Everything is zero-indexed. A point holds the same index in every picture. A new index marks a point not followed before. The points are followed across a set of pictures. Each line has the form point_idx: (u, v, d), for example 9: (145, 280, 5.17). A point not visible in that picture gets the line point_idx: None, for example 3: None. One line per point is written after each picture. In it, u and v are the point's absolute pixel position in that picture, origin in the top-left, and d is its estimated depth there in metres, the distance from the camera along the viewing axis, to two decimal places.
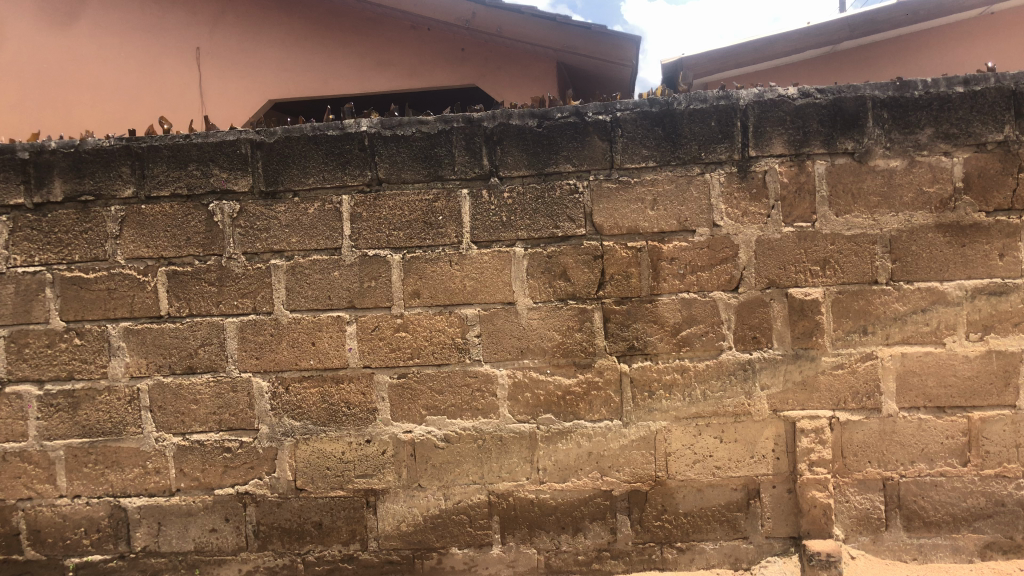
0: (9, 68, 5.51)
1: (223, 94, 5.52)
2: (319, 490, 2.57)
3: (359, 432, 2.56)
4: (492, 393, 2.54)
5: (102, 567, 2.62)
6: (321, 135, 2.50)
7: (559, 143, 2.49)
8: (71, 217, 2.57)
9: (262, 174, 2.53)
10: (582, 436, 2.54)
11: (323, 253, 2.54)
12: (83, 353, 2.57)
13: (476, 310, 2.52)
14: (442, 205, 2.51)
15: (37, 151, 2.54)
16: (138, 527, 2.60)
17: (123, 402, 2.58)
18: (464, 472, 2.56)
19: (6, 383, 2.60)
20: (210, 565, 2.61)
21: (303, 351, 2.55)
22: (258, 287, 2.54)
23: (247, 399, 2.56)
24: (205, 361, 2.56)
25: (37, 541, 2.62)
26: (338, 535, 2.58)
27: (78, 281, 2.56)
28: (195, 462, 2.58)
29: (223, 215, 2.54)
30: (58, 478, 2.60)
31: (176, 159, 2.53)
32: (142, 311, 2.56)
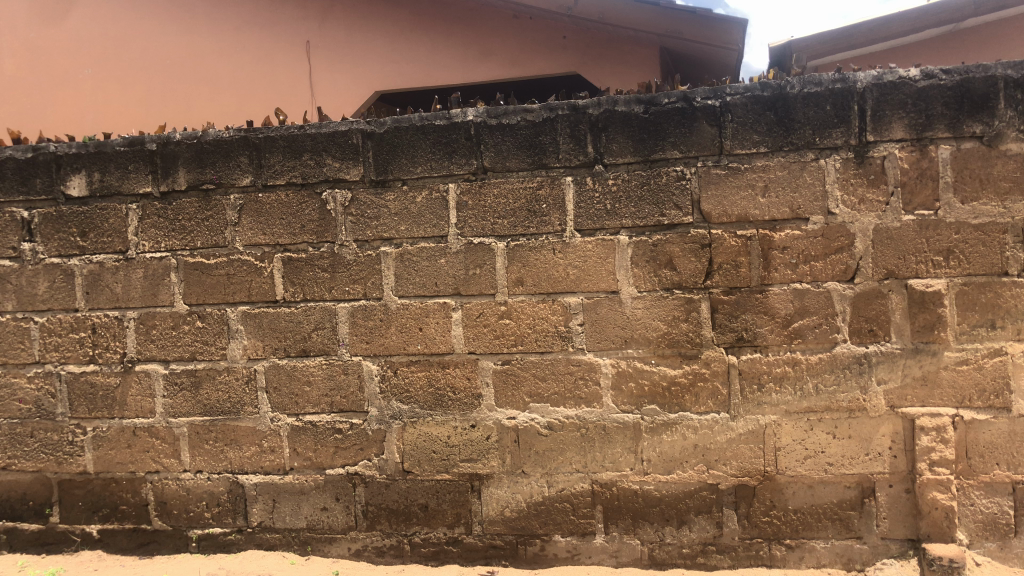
0: (135, 64, 5.82)
1: (333, 86, 5.69)
2: (425, 473, 2.62)
3: (465, 417, 2.59)
4: (595, 382, 2.52)
5: (222, 540, 2.75)
6: (429, 125, 2.55)
7: (665, 129, 2.45)
8: (194, 205, 2.69)
9: (372, 164, 2.59)
10: (689, 428, 2.50)
11: (430, 240, 2.58)
12: (205, 336, 2.70)
13: (580, 298, 2.51)
14: (546, 192, 2.51)
15: (164, 142, 2.68)
16: (255, 503, 2.71)
17: (241, 382, 2.69)
18: (568, 460, 2.55)
19: (135, 362, 2.75)
20: (321, 542, 2.69)
21: (410, 336, 2.60)
22: (368, 274, 2.60)
23: (357, 382, 2.63)
24: (319, 344, 2.65)
25: (163, 512, 2.77)
26: (443, 518, 2.63)
27: (200, 267, 2.69)
28: (308, 442, 2.67)
29: (336, 203, 2.61)
30: (182, 453, 2.74)
31: (292, 149, 2.61)
32: (259, 296, 2.66)
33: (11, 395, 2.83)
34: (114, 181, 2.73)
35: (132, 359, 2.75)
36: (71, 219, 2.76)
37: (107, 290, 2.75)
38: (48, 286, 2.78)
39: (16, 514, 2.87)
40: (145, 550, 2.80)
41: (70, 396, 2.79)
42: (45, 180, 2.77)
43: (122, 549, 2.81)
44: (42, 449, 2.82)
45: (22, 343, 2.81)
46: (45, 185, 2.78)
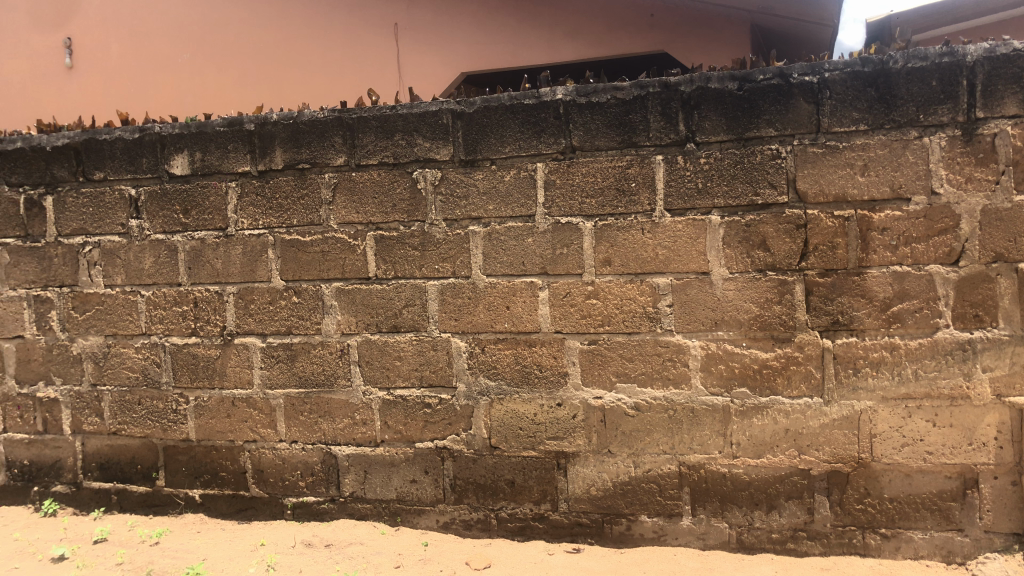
0: (231, 48, 5.99)
1: (421, 68, 5.77)
2: (511, 449, 2.64)
3: (551, 395, 2.60)
4: (684, 363, 2.50)
5: (315, 508, 2.84)
6: (518, 104, 2.54)
7: (761, 106, 2.39)
8: (290, 184, 2.76)
9: (462, 143, 2.61)
10: (780, 412, 2.45)
11: (518, 219, 2.58)
12: (301, 311, 2.78)
13: (669, 279, 2.48)
14: (636, 171, 2.48)
15: (262, 122, 2.75)
16: (347, 474, 2.79)
17: (335, 356, 2.76)
18: (655, 441, 2.54)
19: (234, 335, 2.85)
20: (411, 514, 2.75)
21: (498, 314, 2.62)
22: (457, 252, 2.63)
23: (446, 357, 2.67)
24: (409, 321, 2.70)
25: (260, 480, 2.88)
26: (530, 494, 2.65)
27: (297, 244, 2.76)
28: (398, 415, 2.73)
29: (427, 182, 2.64)
30: (278, 423, 2.84)
31: (384, 129, 2.66)
32: (352, 272, 2.73)
33: (119, 364, 2.97)
34: (214, 160, 2.82)
35: (231, 333, 2.85)
36: (175, 197, 2.88)
37: (208, 266, 2.86)
38: (154, 261, 2.91)
39: (125, 476, 3.02)
40: (243, 516, 2.91)
41: (174, 366, 2.92)
42: (150, 159, 2.89)
43: (222, 514, 2.93)
44: (149, 416, 2.96)
45: (130, 315, 2.95)
46: (150, 164, 2.89)
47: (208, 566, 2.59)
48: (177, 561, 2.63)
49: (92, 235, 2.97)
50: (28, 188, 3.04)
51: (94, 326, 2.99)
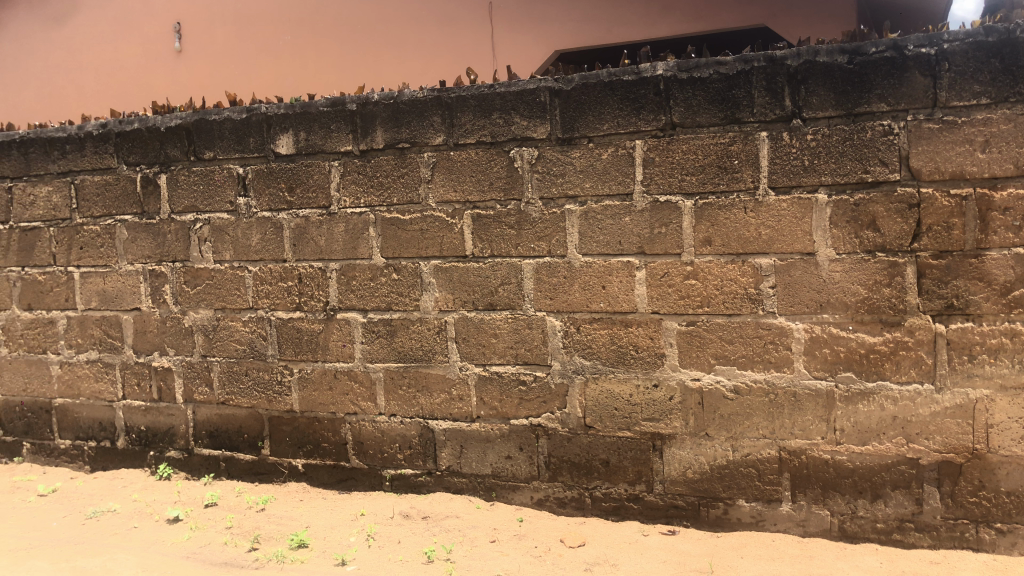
0: None
1: None
2: (607, 429, 2.64)
3: (648, 375, 2.58)
4: (786, 346, 2.43)
5: (413, 481, 2.90)
6: (618, 81, 2.51)
7: (872, 80, 2.29)
8: (390, 163, 2.81)
9: (559, 121, 2.59)
10: (887, 399, 2.36)
11: (615, 198, 2.56)
12: (400, 288, 2.83)
13: (772, 260, 2.42)
14: (739, 148, 2.42)
15: (363, 102, 2.80)
16: (444, 448, 2.84)
17: (433, 332, 2.81)
18: (754, 425, 2.49)
19: (337, 311, 2.93)
20: (505, 490, 2.78)
21: (594, 294, 2.61)
22: (553, 231, 2.63)
23: (541, 336, 2.68)
24: (505, 299, 2.71)
25: (360, 451, 2.96)
26: (625, 474, 2.64)
27: (396, 222, 2.81)
28: (494, 392, 2.75)
29: (524, 161, 2.64)
30: (378, 397, 2.91)
31: (482, 108, 2.66)
32: (450, 250, 2.76)
33: (228, 336, 3.10)
34: (318, 140, 2.89)
35: (334, 308, 2.93)
36: (280, 175, 2.96)
37: (312, 243, 2.94)
38: (261, 238, 3.01)
39: (233, 444, 3.15)
40: (343, 486, 3.00)
41: (279, 339, 3.02)
42: (257, 139, 2.98)
43: (324, 483, 3.03)
44: (255, 387, 3.08)
45: (238, 289, 3.06)
46: (257, 144, 2.98)
47: (311, 533, 2.68)
48: (282, 528, 2.74)
49: (203, 213, 3.10)
50: (144, 167, 3.18)
51: (204, 300, 3.12)
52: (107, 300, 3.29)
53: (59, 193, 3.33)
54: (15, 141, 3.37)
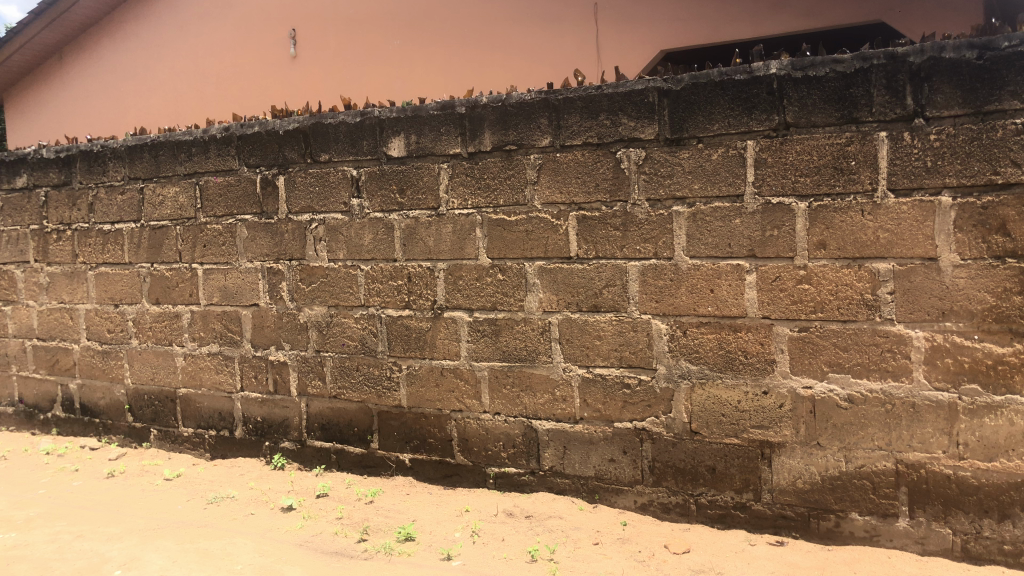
0: (440, 36, 6.57)
1: (619, 49, 5.84)
2: (713, 435, 2.59)
3: (757, 382, 2.52)
4: (905, 355, 2.34)
5: (516, 480, 2.92)
6: (729, 80, 2.47)
7: (1003, 76, 2.18)
8: (497, 165, 2.84)
9: (668, 122, 2.56)
10: (1016, 414, 2.24)
11: (725, 200, 2.51)
12: (505, 288, 2.86)
13: (891, 265, 2.32)
14: (856, 148, 2.34)
15: (472, 105, 2.84)
16: (547, 448, 2.85)
17: (537, 333, 2.83)
18: (870, 436, 2.40)
19: (444, 309, 2.98)
20: (609, 492, 2.77)
21: (701, 298, 2.57)
22: (660, 233, 2.60)
23: (647, 339, 2.66)
24: (610, 301, 2.70)
25: (465, 448, 3.00)
26: (731, 482, 2.58)
27: (503, 223, 2.84)
28: (598, 394, 2.75)
29: (631, 162, 2.62)
30: (483, 395, 2.94)
31: (589, 109, 2.66)
32: (555, 252, 2.77)
33: (340, 332, 3.20)
34: (428, 143, 2.95)
35: (441, 306, 2.99)
36: (392, 177, 3.04)
37: (421, 243, 3.00)
38: (372, 238, 3.10)
39: (343, 437, 3.25)
40: (448, 482, 3.05)
41: (389, 336, 3.10)
42: (370, 142, 3.07)
43: (430, 478, 3.09)
44: (365, 382, 3.17)
45: (350, 287, 3.16)
46: (370, 147, 3.07)
47: (418, 527, 2.74)
48: (390, 520, 2.81)
49: (318, 213, 3.21)
50: (263, 169, 3.31)
51: (318, 297, 3.24)
52: (228, 296, 3.45)
53: (185, 194, 3.52)
54: (146, 144, 3.58)
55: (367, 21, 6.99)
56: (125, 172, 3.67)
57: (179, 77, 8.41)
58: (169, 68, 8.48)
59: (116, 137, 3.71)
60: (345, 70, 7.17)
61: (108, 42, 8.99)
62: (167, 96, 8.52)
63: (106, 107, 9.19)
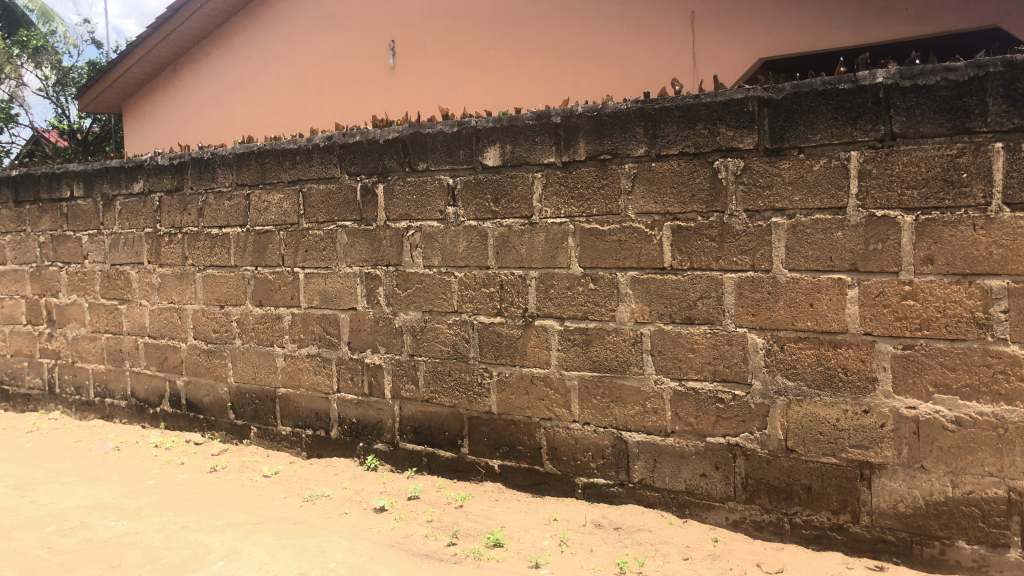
0: (534, 45, 6.62)
1: (716, 57, 5.76)
2: (810, 454, 2.52)
3: (857, 401, 2.44)
4: (1019, 377, 2.22)
5: (605, 490, 2.91)
6: (832, 89, 2.40)
7: None
8: (592, 174, 2.84)
9: (767, 132, 2.51)
10: None
11: (827, 212, 2.44)
12: (597, 298, 2.86)
13: (1004, 282, 2.22)
14: (968, 160, 2.24)
15: (568, 115, 2.85)
16: (637, 460, 2.83)
17: (628, 344, 2.81)
18: (979, 461, 2.29)
19: (535, 317, 3.00)
20: (699, 507, 2.72)
21: (800, 312, 2.50)
22: (758, 245, 2.55)
23: (742, 353, 2.60)
24: (704, 313, 2.66)
25: (554, 457, 3.00)
26: (828, 503, 2.50)
27: (595, 233, 2.84)
28: (690, 407, 2.71)
29: (728, 172, 2.58)
30: (573, 405, 2.94)
31: (686, 119, 2.63)
32: (648, 262, 2.74)
33: (434, 337, 3.25)
34: (523, 152, 2.97)
35: (532, 315, 3.00)
36: (487, 186, 3.07)
37: (513, 251, 3.02)
38: (466, 246, 3.14)
39: (435, 441, 3.30)
40: (537, 489, 3.06)
41: (481, 342, 3.13)
42: (466, 151, 3.11)
43: (518, 485, 3.10)
44: (457, 387, 3.21)
45: (444, 293, 3.21)
46: (467, 156, 3.11)
47: (507, 534, 2.75)
48: (479, 525, 2.83)
49: (415, 220, 3.27)
50: (363, 177, 3.40)
51: (413, 302, 3.30)
52: (327, 300, 3.55)
53: (289, 200, 3.64)
54: (254, 152, 3.72)
55: (464, 32, 7.09)
56: (233, 178, 3.83)
57: (284, 87, 8.72)
58: (274, 79, 8.81)
59: (226, 145, 3.87)
60: (443, 80, 7.31)
61: (218, 53, 9.39)
62: (273, 105, 8.84)
63: (214, 116, 9.59)
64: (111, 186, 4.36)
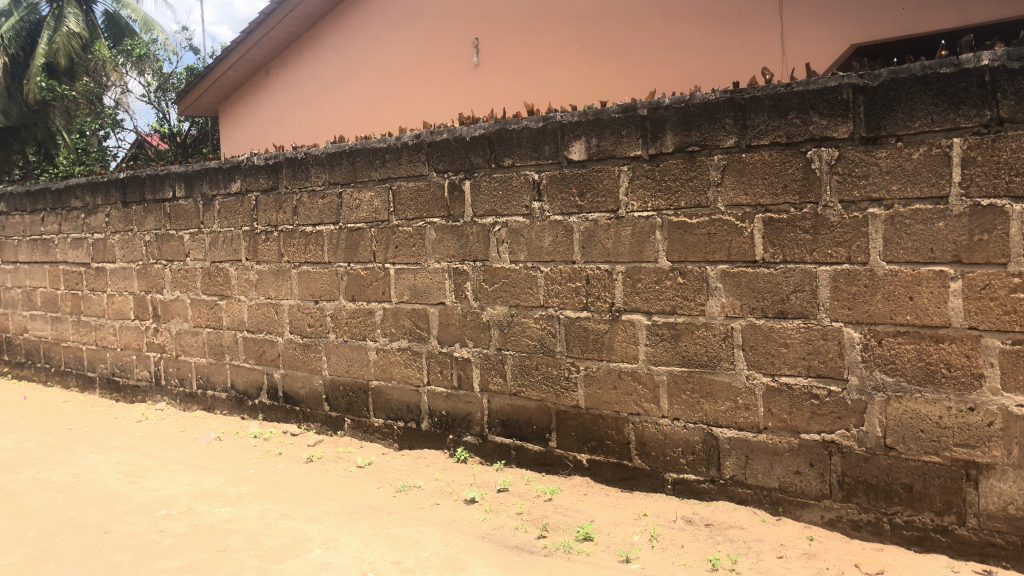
0: (617, 38, 6.57)
1: (806, 44, 5.61)
2: (910, 452, 2.44)
3: (961, 398, 2.34)
4: None
5: (696, 486, 2.88)
6: (933, 74, 2.31)
7: None
8: (680, 167, 2.80)
9: (863, 120, 2.44)
10: None
11: (927, 202, 2.35)
12: (685, 292, 2.83)
13: None
14: None
15: (654, 107, 2.82)
16: (728, 457, 2.79)
17: (719, 338, 2.77)
18: None
19: (622, 312, 2.98)
20: (794, 505, 2.67)
21: (899, 305, 2.42)
22: (853, 237, 2.48)
23: (837, 348, 2.53)
24: (798, 307, 2.60)
25: (643, 452, 2.99)
26: (931, 503, 2.41)
27: (684, 226, 2.81)
28: (783, 403, 2.66)
29: (822, 163, 2.51)
30: (661, 400, 2.92)
31: (778, 108, 2.57)
32: (739, 255, 2.70)
33: (522, 332, 3.28)
34: (609, 146, 2.96)
35: (619, 309, 2.99)
36: (573, 180, 3.07)
37: (600, 246, 3.02)
38: (552, 240, 3.15)
39: (523, 434, 3.33)
40: (626, 484, 3.05)
41: (568, 337, 3.14)
42: (552, 146, 3.11)
43: (607, 480, 3.10)
44: (544, 381, 3.23)
45: (531, 288, 3.23)
46: (552, 151, 3.12)
47: (596, 528, 2.76)
48: (569, 519, 2.85)
49: (501, 216, 3.29)
50: (451, 174, 3.44)
51: (500, 297, 3.33)
52: (417, 294, 3.62)
53: (379, 198, 3.72)
54: (345, 151, 3.82)
55: (547, 27, 7.09)
56: (326, 177, 3.93)
57: (372, 87, 8.90)
58: (363, 79, 9.00)
59: (318, 145, 3.98)
60: (525, 76, 7.34)
61: (308, 55, 9.65)
62: (362, 105, 9.04)
63: (305, 117, 9.86)
64: (210, 186, 4.54)
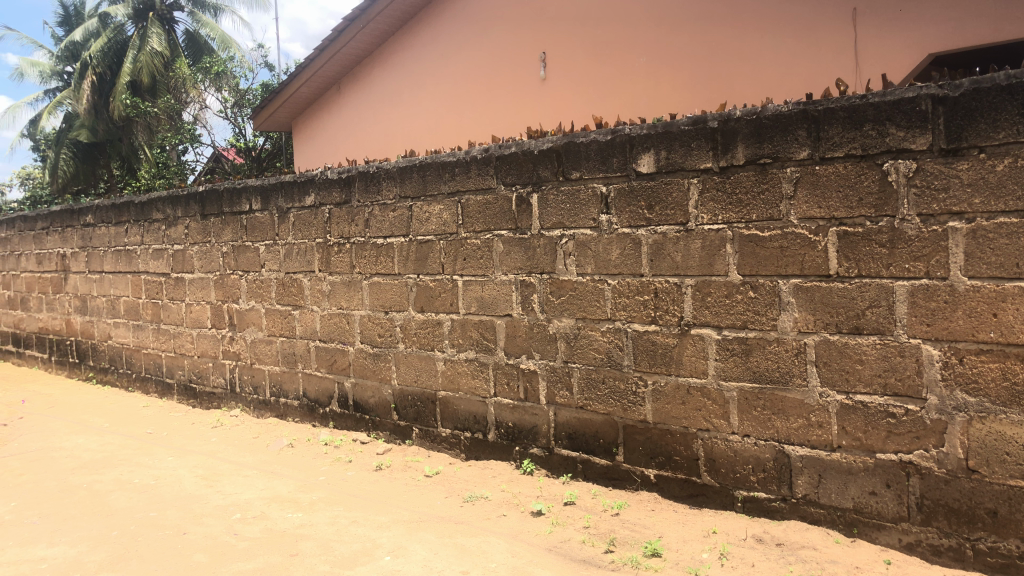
0: (686, 50, 6.53)
1: (881, 54, 5.49)
2: (994, 475, 2.35)
3: None
4: None
5: (767, 505, 2.82)
6: (1019, 83, 2.24)
7: None
8: (751, 179, 2.77)
9: (944, 131, 2.37)
10: None
11: (1012, 216, 2.28)
12: (756, 306, 2.78)
13: None
14: None
15: (725, 119, 2.79)
16: (800, 475, 2.73)
17: (791, 354, 2.72)
18: None
19: (691, 326, 2.96)
20: (869, 527, 2.59)
21: (982, 323, 2.34)
22: (933, 251, 2.41)
23: (915, 366, 2.46)
24: (874, 323, 2.54)
25: (712, 469, 2.94)
26: (1016, 529, 2.32)
27: (755, 239, 2.77)
28: (858, 422, 2.59)
29: (900, 175, 2.45)
30: (731, 416, 2.88)
31: (852, 120, 2.52)
32: (812, 269, 2.64)
33: (589, 345, 3.27)
34: (679, 158, 2.94)
35: (688, 323, 2.96)
36: (641, 193, 3.06)
37: (669, 258, 3.00)
38: (620, 253, 3.14)
39: (589, 448, 3.31)
40: (694, 501, 3.01)
41: (635, 350, 3.12)
42: (620, 159, 3.11)
43: (675, 496, 3.06)
44: (611, 395, 3.22)
45: (598, 301, 3.22)
46: (620, 163, 3.11)
47: (664, 544, 2.73)
48: (637, 534, 2.82)
49: (569, 229, 3.30)
50: (519, 187, 3.46)
51: (567, 309, 3.33)
52: (485, 306, 3.65)
53: (448, 211, 3.77)
54: (416, 165, 3.88)
55: (615, 40, 7.10)
56: (397, 191, 4.00)
57: (441, 102, 9.03)
58: (432, 93, 9.15)
59: (390, 159, 4.06)
60: (593, 89, 7.34)
61: (378, 71, 9.85)
62: (431, 118, 9.18)
63: (376, 131, 10.05)
64: (285, 199, 4.67)
